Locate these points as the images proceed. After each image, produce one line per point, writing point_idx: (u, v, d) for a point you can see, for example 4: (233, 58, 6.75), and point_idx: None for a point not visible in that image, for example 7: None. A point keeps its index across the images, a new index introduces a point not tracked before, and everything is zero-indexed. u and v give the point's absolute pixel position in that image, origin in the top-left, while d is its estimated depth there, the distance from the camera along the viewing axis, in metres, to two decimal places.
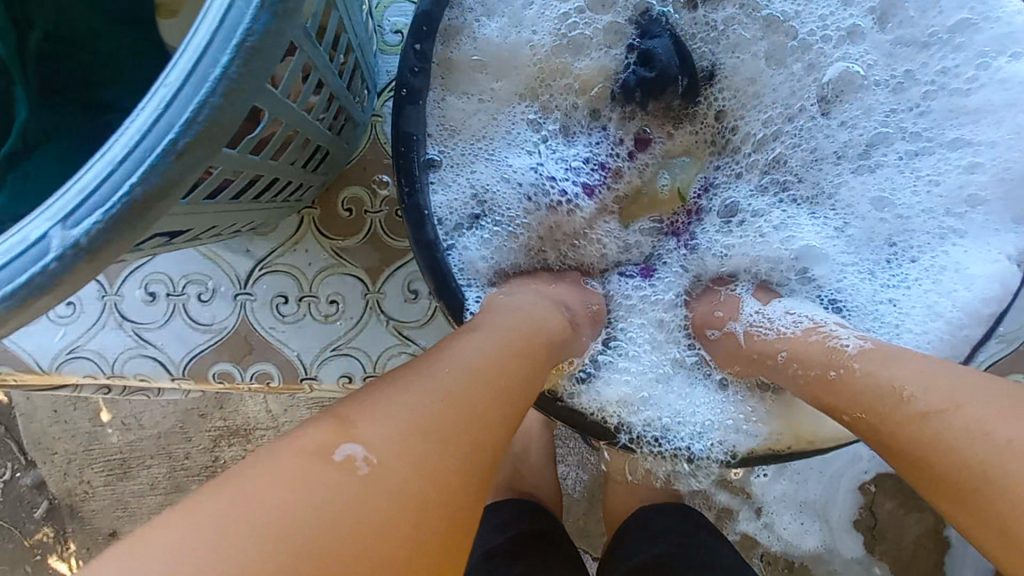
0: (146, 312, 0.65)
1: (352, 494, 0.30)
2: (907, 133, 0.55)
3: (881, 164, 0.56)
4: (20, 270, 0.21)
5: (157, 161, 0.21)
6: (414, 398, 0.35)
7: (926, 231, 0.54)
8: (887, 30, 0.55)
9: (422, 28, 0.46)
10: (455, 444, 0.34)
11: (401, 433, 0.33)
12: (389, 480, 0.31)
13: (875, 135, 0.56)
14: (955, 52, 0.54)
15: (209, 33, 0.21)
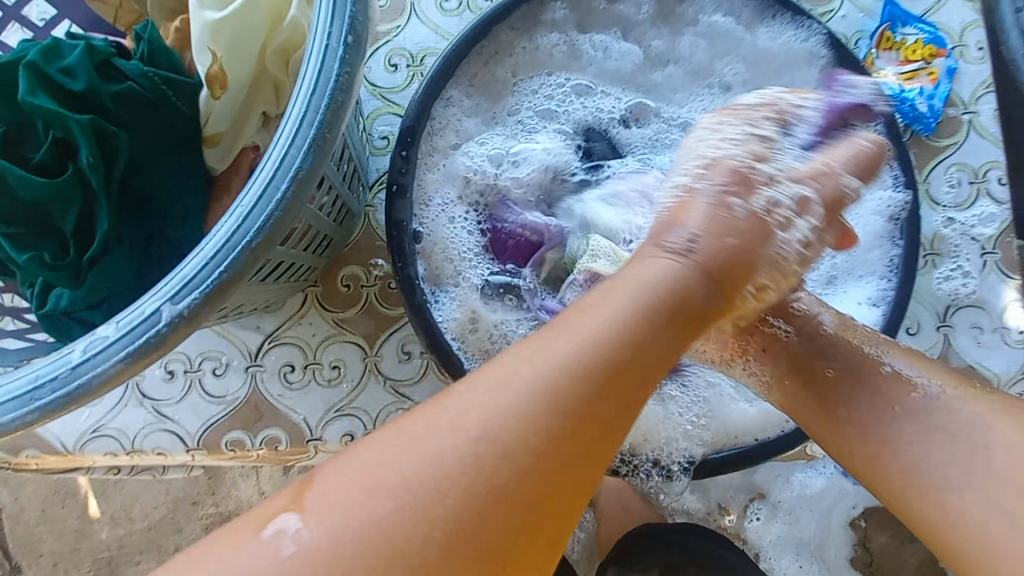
0: (164, 389, 0.72)
1: (446, 468, 0.30)
2: None
3: None
4: (140, 335, 0.30)
5: (238, 255, 0.31)
6: (534, 358, 0.34)
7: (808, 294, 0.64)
8: None
9: (406, 139, 0.58)
10: (610, 392, 0.33)
11: (549, 394, 0.32)
12: (554, 439, 0.31)
13: None
14: None
15: (275, 168, 0.32)
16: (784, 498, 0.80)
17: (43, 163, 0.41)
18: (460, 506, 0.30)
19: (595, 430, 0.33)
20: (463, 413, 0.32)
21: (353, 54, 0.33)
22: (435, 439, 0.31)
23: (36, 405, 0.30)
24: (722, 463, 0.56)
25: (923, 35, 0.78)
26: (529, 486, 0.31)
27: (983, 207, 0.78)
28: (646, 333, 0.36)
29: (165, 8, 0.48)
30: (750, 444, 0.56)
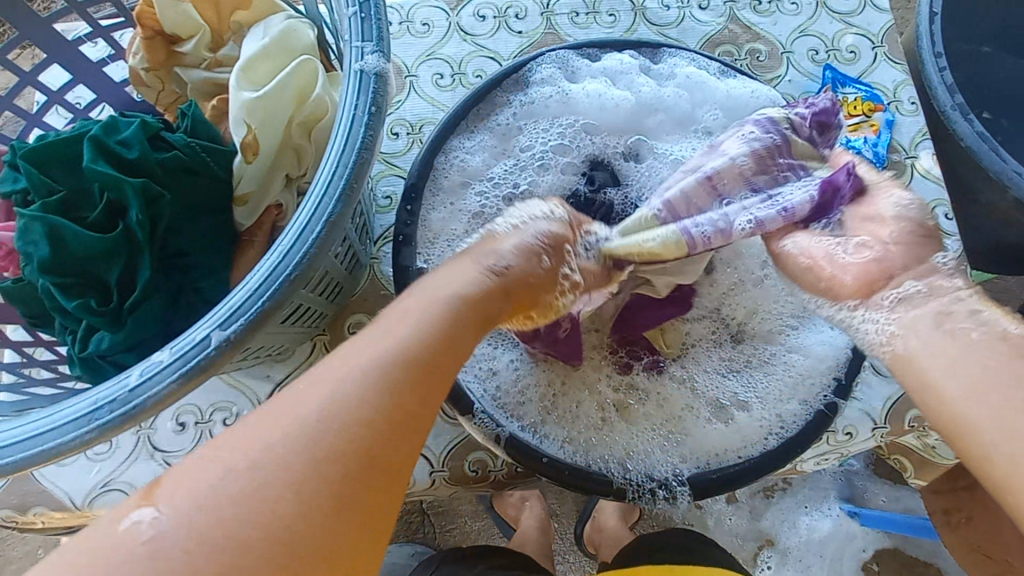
0: (175, 441, 0.74)
1: (291, 442, 0.32)
2: None
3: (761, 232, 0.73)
4: (192, 357, 0.34)
5: (279, 286, 0.36)
6: (352, 349, 0.38)
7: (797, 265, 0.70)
8: None
9: (410, 195, 0.65)
10: (426, 366, 0.39)
11: (365, 372, 0.36)
12: (371, 410, 0.35)
13: None
14: None
15: (310, 213, 0.38)
16: (791, 545, 1.01)
17: (97, 221, 0.47)
18: (302, 471, 0.31)
19: (416, 397, 0.37)
20: (306, 395, 0.34)
21: (375, 120, 0.40)
22: (271, 421, 0.33)
23: (95, 424, 0.34)
24: (716, 483, 0.59)
25: (862, 93, 0.90)
26: (370, 447, 0.34)
27: (934, 242, 0.86)
28: (448, 325, 0.43)
29: (205, 91, 0.57)
30: (735, 462, 0.60)
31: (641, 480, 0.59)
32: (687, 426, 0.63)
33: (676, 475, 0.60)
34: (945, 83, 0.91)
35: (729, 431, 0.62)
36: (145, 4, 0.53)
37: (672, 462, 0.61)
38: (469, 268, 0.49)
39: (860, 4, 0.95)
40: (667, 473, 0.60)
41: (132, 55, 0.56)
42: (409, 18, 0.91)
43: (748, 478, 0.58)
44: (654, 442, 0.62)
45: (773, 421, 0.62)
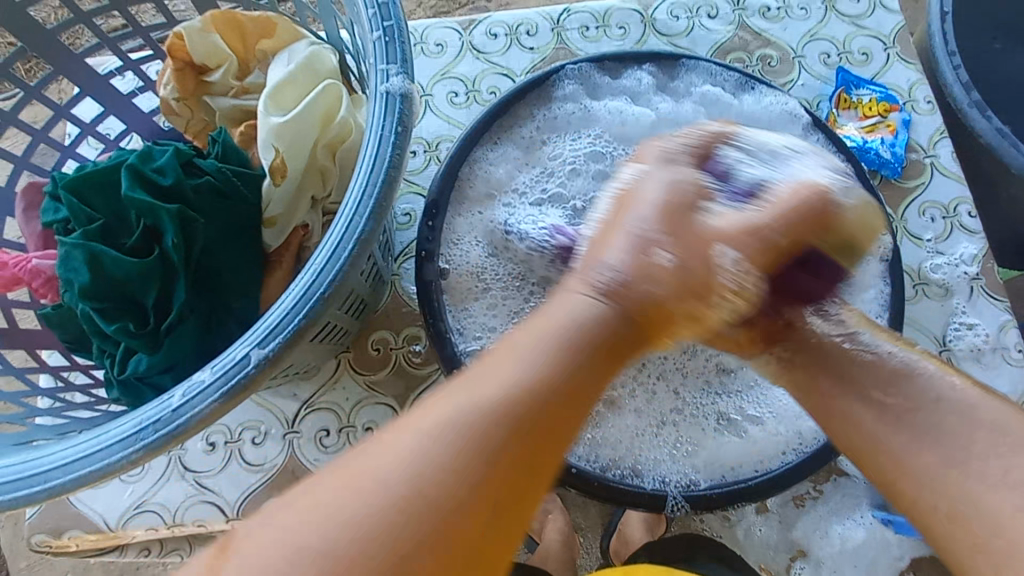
0: (205, 461, 0.75)
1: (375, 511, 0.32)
2: None
3: None
4: (232, 375, 0.35)
5: (313, 304, 0.37)
6: (459, 400, 0.36)
7: None
8: None
9: (431, 212, 0.66)
10: (541, 429, 0.36)
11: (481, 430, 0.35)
12: (488, 472, 0.34)
13: None
14: None
15: (342, 233, 0.38)
16: (823, 555, 0.98)
17: (134, 246, 0.48)
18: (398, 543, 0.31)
19: (532, 456, 0.36)
20: (413, 452, 0.34)
21: (402, 140, 0.41)
22: (368, 476, 0.33)
23: (140, 444, 0.34)
24: (729, 495, 0.58)
25: (876, 94, 0.90)
26: (481, 513, 0.33)
27: (963, 251, 0.84)
28: (555, 388, 0.38)
29: (233, 118, 0.59)
30: (749, 476, 0.59)
31: (649, 485, 0.59)
32: (696, 436, 0.62)
33: (689, 487, 0.59)
34: (960, 80, 0.90)
35: (743, 444, 0.61)
36: (175, 37, 0.56)
37: (684, 472, 0.60)
38: (576, 296, 0.43)
39: (869, 7, 0.96)
40: (680, 481, 0.59)
41: (162, 86, 0.58)
42: (423, 39, 0.93)
43: (764, 490, 0.58)
44: (663, 450, 0.61)
45: (790, 436, 0.61)
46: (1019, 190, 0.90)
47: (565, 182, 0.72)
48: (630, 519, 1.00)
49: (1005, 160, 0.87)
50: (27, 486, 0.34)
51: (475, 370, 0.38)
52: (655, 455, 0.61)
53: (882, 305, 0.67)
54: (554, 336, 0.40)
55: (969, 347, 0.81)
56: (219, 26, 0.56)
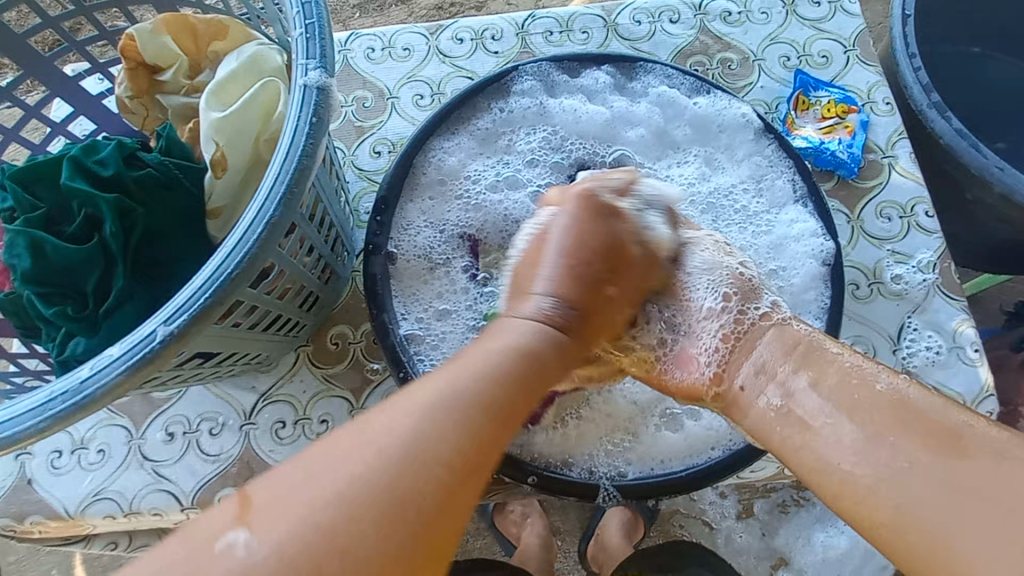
0: (164, 451, 0.77)
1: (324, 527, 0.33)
2: (727, 193, 0.72)
3: (713, 190, 0.72)
4: (139, 350, 0.37)
5: (221, 283, 0.39)
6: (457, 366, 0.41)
7: (732, 220, 0.71)
8: (715, 173, 0.74)
9: (381, 207, 0.68)
10: (486, 425, 0.39)
11: (483, 378, 0.41)
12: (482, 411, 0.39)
13: (715, 187, 0.73)
14: (757, 194, 0.71)
15: (253, 217, 0.40)
16: (805, 564, 0.99)
17: (75, 235, 0.51)
18: (417, 484, 0.35)
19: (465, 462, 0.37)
20: (389, 432, 0.36)
21: (317, 130, 0.43)
22: (379, 434, 0.36)
23: (48, 414, 0.36)
24: (659, 486, 0.59)
25: (834, 96, 0.91)
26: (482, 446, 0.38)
27: (921, 257, 0.84)
28: (515, 371, 0.42)
29: (183, 115, 0.61)
30: (678, 469, 0.60)
31: (582, 475, 0.60)
32: (636, 427, 0.63)
33: (618, 478, 0.60)
34: (919, 82, 0.91)
35: (680, 440, 0.61)
36: (127, 38, 0.58)
37: (616, 463, 0.61)
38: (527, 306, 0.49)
39: (830, 11, 0.97)
40: (612, 471, 0.60)
41: (118, 85, 0.61)
42: (391, 44, 0.96)
43: (691, 484, 0.59)
44: (600, 443, 0.62)
45: (723, 432, 0.61)
46: (981, 191, 0.90)
47: (520, 173, 0.73)
48: (608, 523, 0.97)
49: (966, 160, 0.87)
50: None
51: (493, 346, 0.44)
52: (592, 447, 0.62)
53: (822, 306, 0.66)
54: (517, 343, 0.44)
55: (922, 344, 0.81)
56: (171, 28, 0.59)
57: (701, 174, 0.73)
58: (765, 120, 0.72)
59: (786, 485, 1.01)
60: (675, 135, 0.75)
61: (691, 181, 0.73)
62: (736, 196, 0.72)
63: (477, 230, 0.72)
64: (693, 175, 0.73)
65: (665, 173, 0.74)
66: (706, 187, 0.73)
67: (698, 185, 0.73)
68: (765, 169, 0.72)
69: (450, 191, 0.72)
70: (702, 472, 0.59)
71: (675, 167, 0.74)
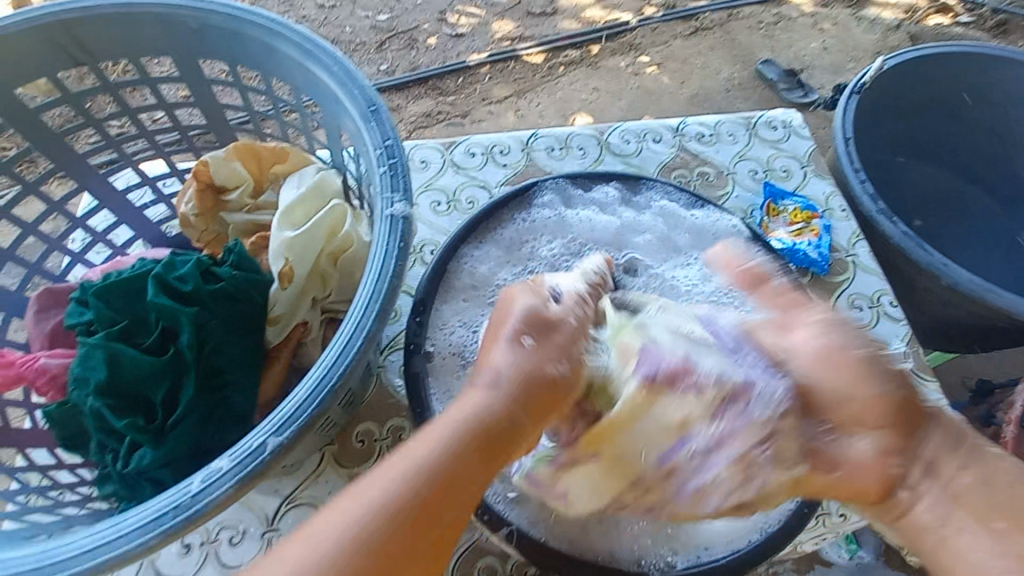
0: (179, 565, 0.73)
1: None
2: (728, 293, 0.81)
3: (717, 289, 0.81)
4: (249, 462, 0.39)
5: (324, 393, 0.42)
6: (422, 433, 0.46)
7: (735, 315, 0.79)
8: (715, 274, 0.83)
9: (419, 308, 0.73)
10: (442, 494, 0.42)
11: (441, 448, 0.44)
12: (432, 491, 0.42)
13: (717, 288, 0.81)
14: (752, 291, 0.80)
15: (350, 332, 0.45)
16: None
17: (151, 346, 0.53)
18: (387, 529, 0.39)
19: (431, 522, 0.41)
20: (344, 511, 0.39)
21: (403, 253, 0.48)
22: (341, 527, 0.39)
23: (157, 530, 0.37)
24: (706, 574, 0.61)
25: (799, 204, 1.05)
26: (430, 518, 0.41)
27: (898, 348, 0.94)
28: (470, 444, 0.45)
29: (244, 230, 0.67)
30: (722, 555, 0.62)
31: (630, 566, 0.61)
32: None
33: (665, 569, 0.61)
34: (867, 192, 1.07)
35: (723, 525, 0.64)
36: (202, 163, 0.65)
37: (662, 552, 0.63)
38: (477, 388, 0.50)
39: (784, 133, 1.15)
40: (659, 559, 0.62)
41: (184, 202, 0.67)
42: (410, 157, 1.06)
43: (737, 569, 0.61)
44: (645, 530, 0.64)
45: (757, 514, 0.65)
46: (932, 283, 1.03)
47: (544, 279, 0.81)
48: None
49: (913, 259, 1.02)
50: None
51: (448, 419, 0.47)
52: (641, 536, 0.64)
53: None
54: (462, 418, 0.47)
55: None
56: (241, 154, 0.66)
57: (704, 278, 0.82)
58: (753, 230, 0.84)
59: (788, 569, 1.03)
60: (677, 242, 0.84)
61: (696, 281, 0.82)
62: (734, 292, 0.80)
63: None
64: (697, 278, 0.82)
65: (671, 275, 0.81)
66: (708, 286, 0.81)
67: (702, 287, 0.81)
68: (757, 272, 0.82)
69: (482, 295, 0.78)
70: (746, 556, 0.62)
71: (681, 269, 0.83)
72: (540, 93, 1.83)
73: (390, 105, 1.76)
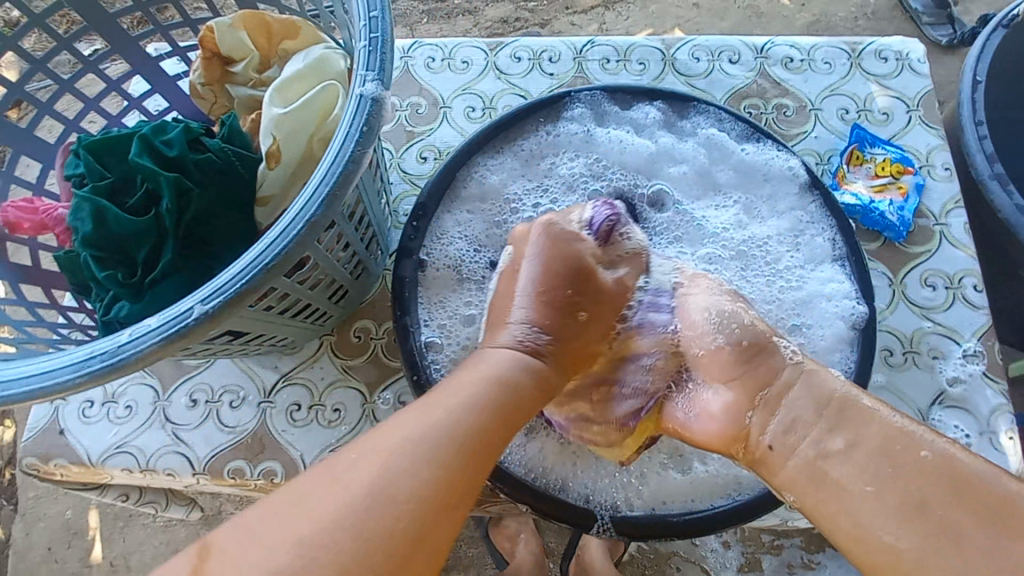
0: (186, 415, 0.81)
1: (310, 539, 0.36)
2: (762, 243, 0.71)
3: (752, 238, 0.71)
4: (175, 324, 0.39)
5: (258, 271, 0.41)
6: (454, 382, 0.48)
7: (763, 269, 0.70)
8: (752, 221, 0.73)
9: (418, 212, 0.70)
10: (493, 437, 0.46)
11: (491, 392, 0.48)
12: (441, 437, 0.43)
13: (751, 238, 0.71)
14: (792, 246, 0.70)
15: (296, 214, 0.42)
16: None
17: (135, 207, 0.54)
18: (409, 474, 0.40)
19: (479, 453, 0.44)
20: (355, 463, 0.40)
21: (365, 138, 0.44)
22: (336, 491, 0.38)
23: (84, 371, 0.39)
24: (661, 527, 0.58)
25: (891, 155, 0.88)
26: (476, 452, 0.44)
27: (970, 342, 0.80)
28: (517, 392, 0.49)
29: (249, 106, 0.65)
30: (681, 512, 0.59)
31: (578, 500, 0.60)
32: (645, 465, 0.63)
33: (615, 511, 0.59)
34: (983, 151, 0.88)
35: (685, 482, 0.61)
36: (208, 29, 0.63)
37: (617, 497, 0.60)
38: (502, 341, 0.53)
39: (897, 68, 0.95)
40: (610, 501, 0.60)
41: (194, 70, 0.66)
42: (451, 55, 0.99)
43: (693, 528, 0.57)
44: (605, 471, 0.62)
45: (730, 481, 0.61)
46: None
47: (557, 201, 0.74)
48: (589, 545, 0.94)
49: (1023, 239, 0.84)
50: None
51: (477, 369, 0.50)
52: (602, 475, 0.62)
53: (845, 370, 0.64)
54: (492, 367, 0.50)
55: (955, 423, 0.77)
56: (249, 24, 0.63)
57: (738, 224, 0.72)
58: (814, 175, 0.71)
59: (794, 544, 0.99)
60: (718, 179, 0.74)
61: (729, 226, 0.72)
62: (768, 242, 0.71)
63: None
64: (731, 224, 0.72)
65: (701, 214, 0.73)
66: (742, 233, 0.72)
67: (733, 234, 0.72)
68: (805, 224, 0.71)
69: (489, 210, 0.74)
70: (705, 517, 0.57)
71: (715, 210, 0.73)
72: (631, 5, 1.63)
73: (466, 6, 1.63)
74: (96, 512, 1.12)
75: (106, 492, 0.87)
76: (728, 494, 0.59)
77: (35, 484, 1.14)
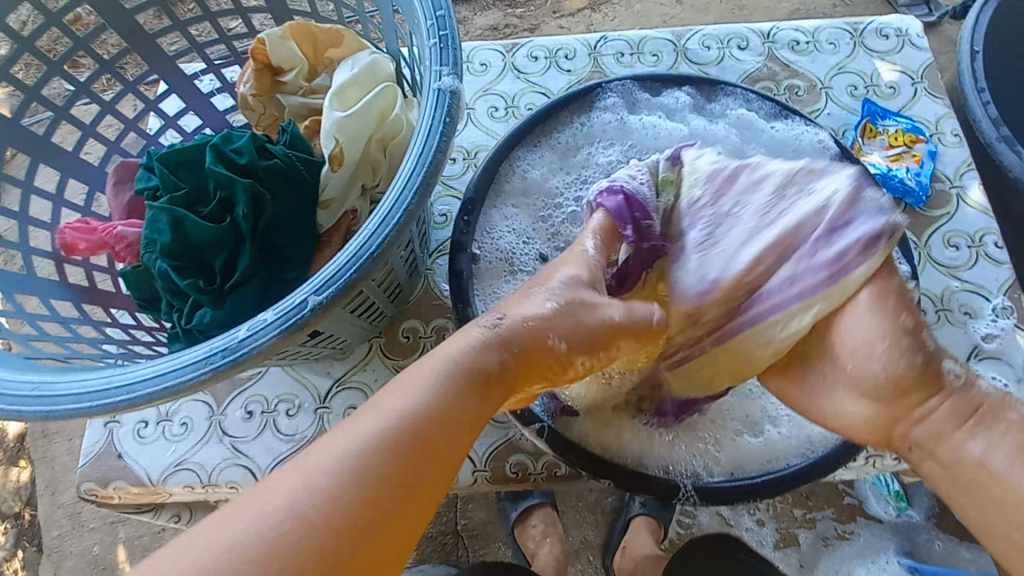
0: (242, 428, 0.81)
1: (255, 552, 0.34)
2: None
3: None
4: (291, 316, 0.41)
5: (364, 260, 0.42)
6: (406, 381, 0.44)
7: None
8: None
9: (468, 207, 0.72)
10: (444, 447, 0.42)
11: (450, 395, 0.44)
12: (390, 448, 0.40)
13: None
14: None
15: (392, 204, 0.44)
16: None
17: (211, 215, 0.56)
18: (359, 487, 0.38)
19: (430, 466, 0.41)
20: (306, 471, 0.38)
21: (448, 129, 0.46)
22: (275, 498, 0.37)
23: (208, 367, 0.40)
24: (742, 490, 0.60)
25: (902, 126, 0.92)
26: (426, 469, 0.41)
27: (999, 297, 0.84)
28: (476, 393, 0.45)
29: (300, 114, 0.67)
30: (757, 474, 0.61)
31: (658, 473, 0.62)
32: (717, 433, 0.65)
33: (696, 479, 0.62)
34: (988, 116, 0.92)
35: (758, 445, 0.63)
36: (258, 41, 0.64)
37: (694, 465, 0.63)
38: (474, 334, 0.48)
39: (898, 43, 0.99)
40: (689, 470, 0.62)
41: (242, 83, 0.67)
42: (469, 59, 1.01)
43: (772, 488, 0.60)
44: (680, 443, 0.64)
45: (801, 441, 0.64)
46: None
47: (598, 188, 0.77)
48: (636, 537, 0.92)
49: None
50: (109, 396, 0.40)
51: (439, 366, 0.46)
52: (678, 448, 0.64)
53: None
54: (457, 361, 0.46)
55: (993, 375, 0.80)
56: (297, 34, 0.64)
57: None
58: (843, 146, 0.74)
59: (827, 516, 1.00)
60: (751, 156, 0.77)
61: None
62: None
63: (558, 237, 0.76)
64: None
65: None
66: None
67: None
68: None
69: (533, 202, 0.76)
70: (782, 477, 0.60)
71: None
72: (617, 6, 1.68)
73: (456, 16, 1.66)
74: (129, 543, 1.09)
75: (159, 514, 0.85)
76: (801, 453, 0.62)
77: (59, 521, 1.11)
